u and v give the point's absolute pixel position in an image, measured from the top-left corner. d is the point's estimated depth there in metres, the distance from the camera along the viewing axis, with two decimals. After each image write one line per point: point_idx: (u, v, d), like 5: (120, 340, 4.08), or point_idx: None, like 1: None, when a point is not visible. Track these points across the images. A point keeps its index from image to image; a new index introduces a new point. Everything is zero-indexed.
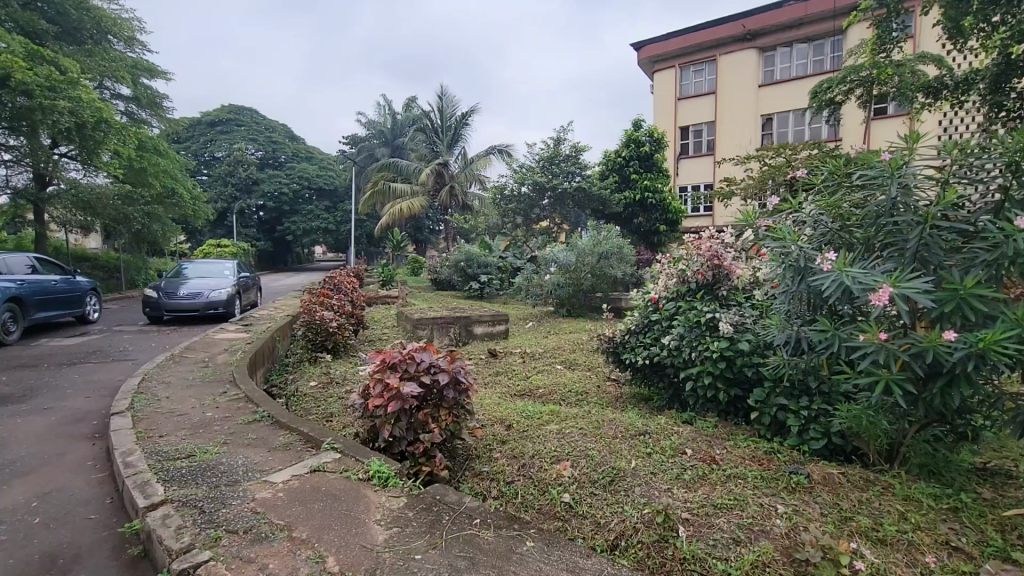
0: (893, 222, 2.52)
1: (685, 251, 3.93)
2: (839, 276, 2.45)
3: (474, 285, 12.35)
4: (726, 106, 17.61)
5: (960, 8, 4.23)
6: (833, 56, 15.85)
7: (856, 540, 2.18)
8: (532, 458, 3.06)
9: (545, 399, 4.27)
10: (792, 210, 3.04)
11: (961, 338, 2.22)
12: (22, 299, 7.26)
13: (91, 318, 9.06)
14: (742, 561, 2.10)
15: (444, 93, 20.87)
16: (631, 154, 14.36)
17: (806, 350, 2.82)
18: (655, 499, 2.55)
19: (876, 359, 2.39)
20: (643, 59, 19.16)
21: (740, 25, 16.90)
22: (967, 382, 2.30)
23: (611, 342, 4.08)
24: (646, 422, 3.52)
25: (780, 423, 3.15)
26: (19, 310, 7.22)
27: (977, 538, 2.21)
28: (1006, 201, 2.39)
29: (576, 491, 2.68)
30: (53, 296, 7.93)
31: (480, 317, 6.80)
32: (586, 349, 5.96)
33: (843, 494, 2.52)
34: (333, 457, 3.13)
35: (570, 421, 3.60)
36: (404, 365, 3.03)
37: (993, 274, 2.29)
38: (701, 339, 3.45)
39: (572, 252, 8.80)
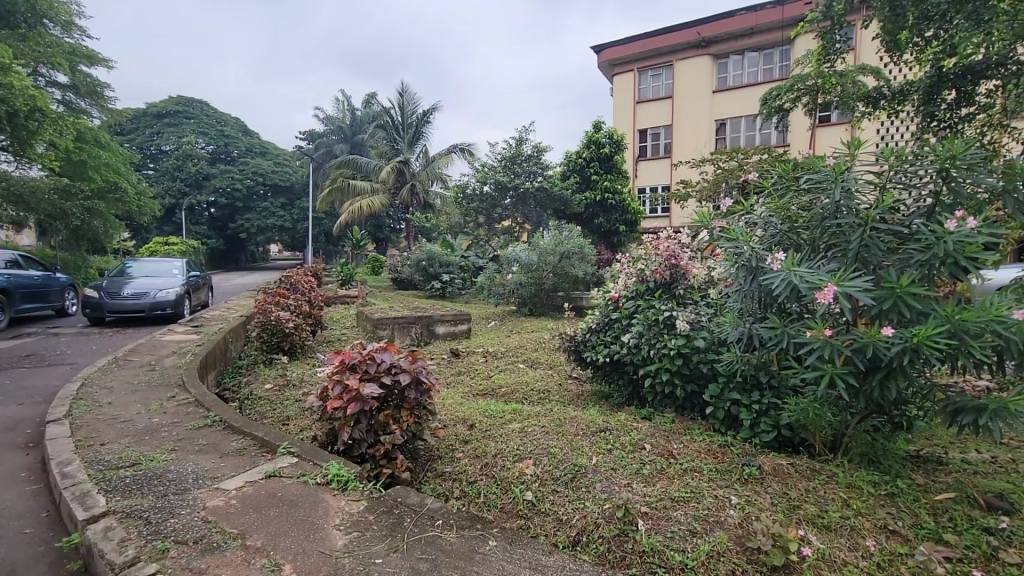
0: (836, 224, 2.67)
1: (644, 251, 4.02)
2: (788, 275, 2.56)
3: (436, 285, 12.24)
4: (683, 110, 18.11)
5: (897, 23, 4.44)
6: (782, 65, 16.60)
7: (804, 528, 2.29)
8: (495, 457, 3.06)
9: (508, 398, 4.27)
10: (744, 211, 3.16)
11: (897, 334, 2.35)
12: (9, 291, 8.04)
13: (69, 311, 9.71)
14: (697, 552, 2.16)
15: (405, 90, 20.60)
16: (592, 155, 14.57)
17: (757, 346, 2.94)
18: (615, 494, 2.59)
19: (822, 354, 2.52)
20: (603, 61, 19.49)
21: (695, 32, 17.50)
22: (903, 375, 2.44)
23: (573, 340, 4.14)
24: (606, 419, 3.58)
25: (733, 417, 3.27)
26: (6, 300, 7.96)
27: (912, 522, 2.36)
28: (936, 205, 2.55)
29: (538, 489, 2.70)
30: (34, 289, 8.65)
31: (442, 316, 6.75)
32: (548, 348, 6.00)
33: (792, 483, 2.64)
34: (290, 461, 3.04)
35: (532, 420, 3.61)
36: (364, 366, 2.98)
37: (926, 274, 2.45)
38: (659, 336, 3.54)
39: (534, 252, 8.85)
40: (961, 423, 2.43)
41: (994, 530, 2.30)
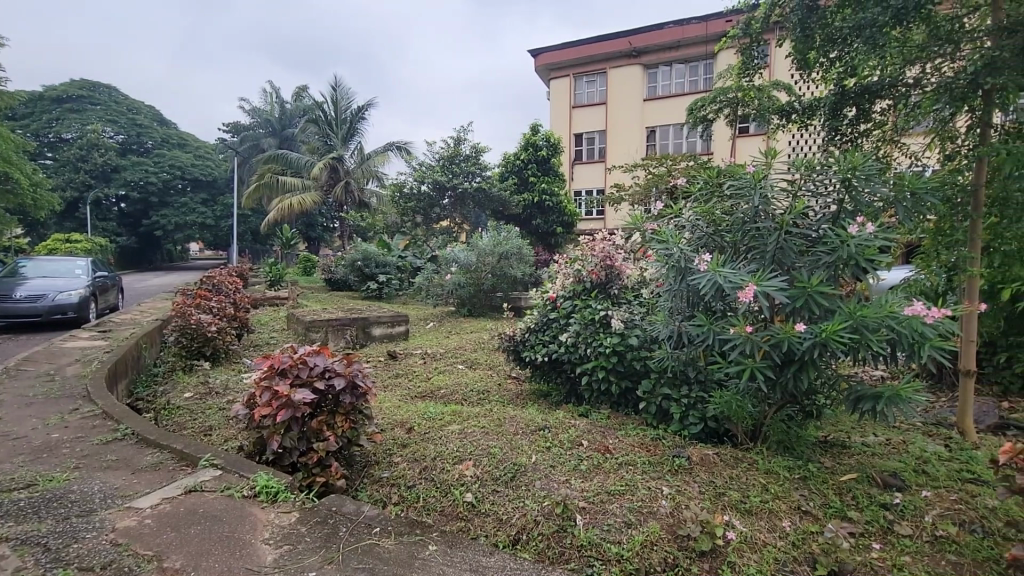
0: (755, 228, 2.87)
1: (580, 252, 4.11)
2: (714, 275, 2.71)
3: (373, 285, 11.96)
4: (616, 116, 18.76)
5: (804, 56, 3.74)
6: (706, 78, 17.55)
7: (729, 513, 2.44)
8: (434, 459, 3.02)
9: (447, 399, 4.24)
10: (674, 215, 3.30)
11: (808, 329, 2.57)
12: None
13: None
14: (633, 542, 2.24)
15: (338, 85, 19.89)
16: (530, 157, 14.76)
17: (686, 343, 3.09)
18: (554, 491, 2.63)
19: (744, 349, 2.70)
20: (541, 65, 19.79)
21: (626, 42, 18.14)
22: (813, 367, 2.66)
23: (512, 340, 4.18)
24: (544, 417, 3.63)
25: (664, 411, 3.42)
26: None
27: (822, 501, 2.57)
28: (840, 211, 2.79)
29: (479, 490, 2.70)
30: None
31: (379, 318, 6.59)
32: (488, 348, 6.00)
33: (717, 471, 2.79)
34: (213, 475, 2.84)
35: (472, 421, 3.60)
36: (296, 371, 2.84)
37: (832, 274, 2.67)
38: (595, 335, 3.64)
39: (473, 252, 8.84)
40: (862, 409, 2.68)
41: (890, 505, 2.55)
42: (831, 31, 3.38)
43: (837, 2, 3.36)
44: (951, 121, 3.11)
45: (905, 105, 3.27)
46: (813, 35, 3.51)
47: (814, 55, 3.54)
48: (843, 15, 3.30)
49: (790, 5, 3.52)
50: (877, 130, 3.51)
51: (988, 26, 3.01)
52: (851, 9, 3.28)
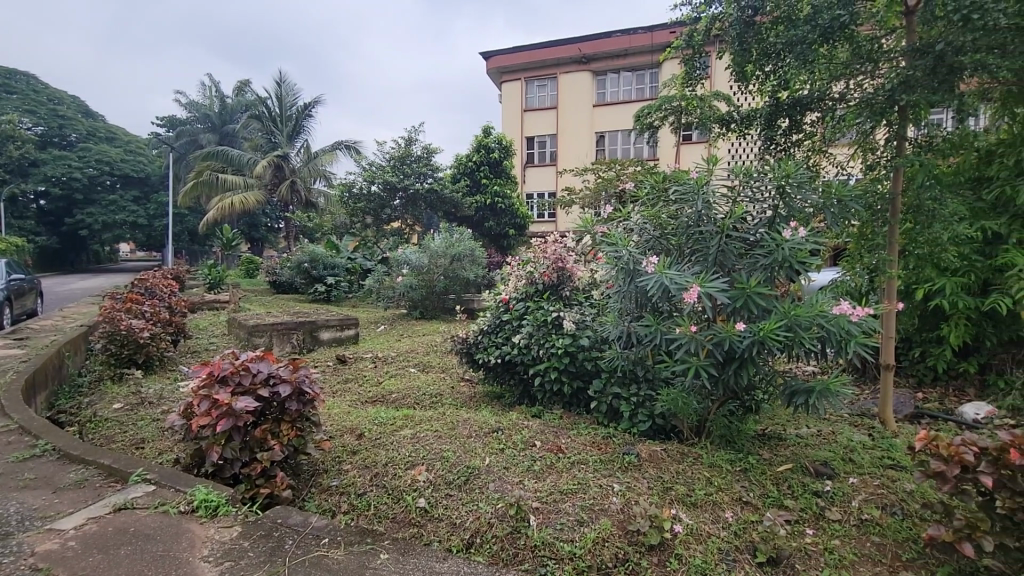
0: (698, 232, 2.99)
1: (532, 254, 4.14)
2: (661, 277, 2.80)
3: (321, 288, 11.57)
4: (566, 121, 19.09)
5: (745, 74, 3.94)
6: (652, 86, 18.14)
7: (676, 507, 2.52)
8: (385, 466, 2.96)
9: (399, 404, 4.17)
10: (622, 218, 3.39)
11: (748, 329, 2.70)
12: None
13: None
14: (585, 540, 2.28)
15: (282, 80, 19.18)
16: (482, 159, 14.78)
17: (635, 343, 3.18)
18: (507, 492, 2.64)
19: (688, 348, 2.81)
20: (491, 68, 19.82)
21: (576, 48, 18.50)
22: (752, 364, 2.80)
23: (465, 342, 4.17)
24: (498, 419, 3.64)
25: (615, 410, 3.50)
26: None
27: (761, 492, 2.71)
28: (775, 216, 2.96)
29: (432, 495, 2.67)
30: None
31: (327, 321, 6.39)
32: (441, 351, 5.95)
33: (665, 467, 2.89)
34: (145, 491, 2.66)
35: (424, 425, 3.55)
36: (237, 378, 2.72)
37: (769, 276, 2.83)
38: (547, 336, 3.69)
39: (425, 254, 8.75)
40: (796, 403, 2.84)
41: (822, 493, 2.72)
42: (766, 46, 3.56)
43: (771, 19, 3.53)
44: (872, 134, 3.35)
45: (832, 117, 3.48)
46: (750, 48, 3.64)
47: (751, 67, 3.71)
48: (777, 32, 3.49)
49: (729, 19, 3.66)
50: (808, 139, 3.74)
51: (902, 47, 3.24)
52: (784, 26, 3.47)
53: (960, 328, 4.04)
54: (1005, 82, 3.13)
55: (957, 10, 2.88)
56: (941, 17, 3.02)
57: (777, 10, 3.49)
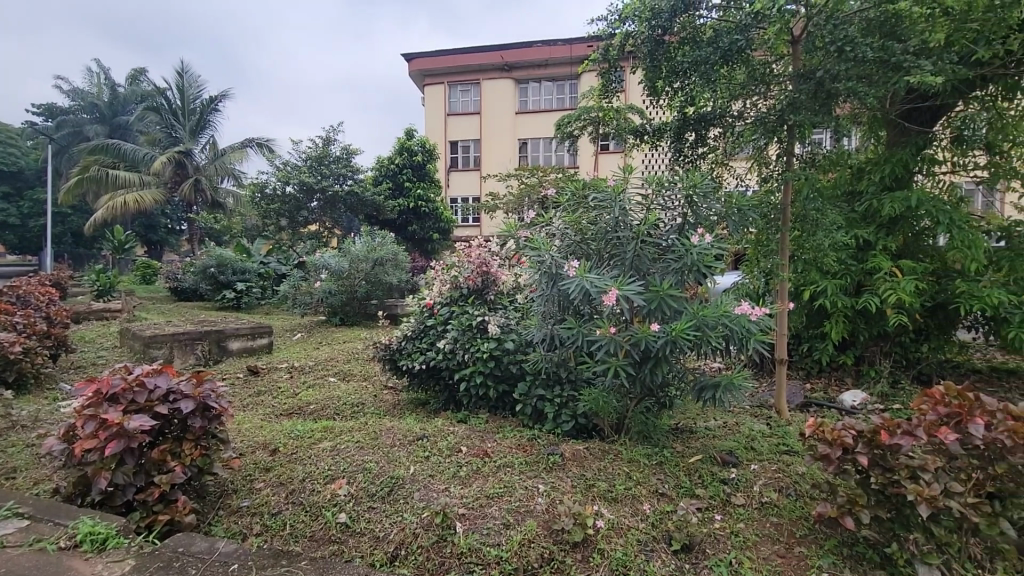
0: (616, 237, 3.13)
1: (457, 258, 4.13)
2: (581, 281, 2.91)
3: (229, 294, 10.82)
4: (489, 127, 19.29)
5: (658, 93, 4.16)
6: (571, 97, 18.81)
7: (598, 503, 2.61)
8: (302, 481, 2.81)
9: (317, 415, 3.97)
10: (544, 223, 3.47)
11: (661, 329, 2.87)
12: None
13: None
14: (511, 543, 2.30)
15: (183, 71, 17.73)
16: (404, 162, 14.54)
17: (557, 345, 3.27)
18: (433, 500, 2.60)
19: (608, 349, 2.93)
20: (414, 70, 19.57)
21: (499, 56, 18.76)
22: (665, 362, 2.97)
23: (388, 349, 4.09)
24: (422, 426, 3.57)
25: (539, 411, 3.57)
26: None
27: (676, 483, 2.87)
28: (684, 223, 3.16)
29: (353, 509, 2.57)
30: None
31: (237, 330, 5.98)
32: (363, 358, 5.76)
33: (587, 465, 2.98)
34: (16, 527, 2.33)
35: (345, 436, 3.41)
36: (130, 395, 2.46)
37: (679, 279, 3.01)
38: (472, 341, 3.68)
39: (345, 258, 8.44)
40: (705, 397, 3.06)
41: (728, 480, 2.93)
42: (674, 64, 3.80)
43: (678, 39, 3.80)
44: (766, 150, 3.68)
45: (732, 133, 3.78)
46: (660, 65, 3.92)
47: (661, 83, 3.96)
48: (683, 51, 3.73)
49: (641, 37, 3.87)
50: (711, 153, 4.02)
51: (789, 71, 3.56)
52: (689, 47, 3.73)
53: (840, 325, 4.52)
54: (871, 108, 3.57)
55: (834, 41, 3.26)
56: (820, 48, 3.38)
57: (682, 31, 3.75)
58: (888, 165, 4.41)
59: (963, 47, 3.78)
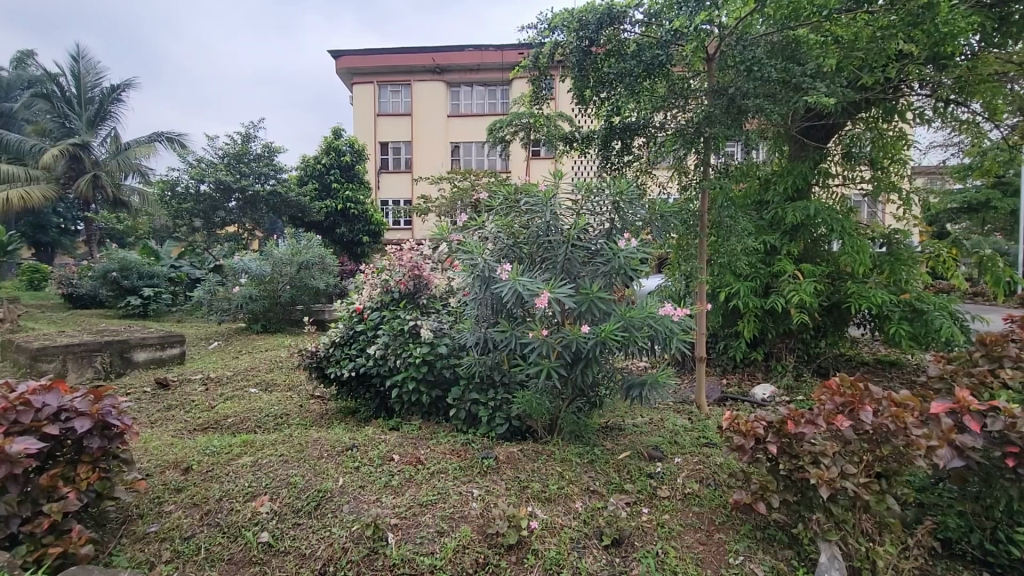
0: (547, 241, 3.20)
1: (387, 262, 4.05)
2: (514, 284, 2.94)
3: (135, 301, 9.91)
4: (421, 129, 19.07)
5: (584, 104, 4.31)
6: (503, 102, 19.05)
7: (532, 504, 2.64)
8: (219, 501, 2.62)
9: (236, 429, 3.72)
10: (477, 227, 3.47)
11: (591, 331, 2.95)
12: None
13: None
14: (445, 550, 2.28)
15: (79, 57, 16.12)
16: (331, 162, 14.03)
17: (491, 348, 3.28)
18: (364, 512, 2.52)
19: (541, 351, 2.98)
20: (341, 68, 18.96)
21: (430, 58, 18.62)
22: (595, 363, 3.06)
23: (315, 356, 3.92)
24: (352, 436, 3.45)
25: (473, 415, 3.56)
26: None
27: (606, 480, 2.96)
28: (612, 228, 3.28)
29: (277, 526, 2.44)
30: None
31: (144, 340, 5.49)
32: (288, 367, 5.47)
33: (521, 467, 3.01)
34: None
35: (267, 450, 3.22)
36: (12, 415, 2.18)
37: (608, 282, 3.12)
38: (404, 346, 3.60)
39: (267, 261, 8.00)
40: (632, 395, 3.18)
41: (654, 474, 3.07)
42: (601, 74, 3.96)
43: (604, 51, 3.95)
44: (685, 160, 3.90)
45: (654, 143, 3.98)
46: (588, 75, 4.06)
47: (589, 92, 4.11)
48: (610, 62, 3.89)
49: (570, 47, 4.00)
50: (636, 161, 4.17)
51: (705, 87, 3.79)
52: (615, 59, 3.89)
53: (752, 324, 4.88)
54: (776, 124, 3.90)
55: (743, 62, 3.54)
56: (731, 66, 3.64)
57: (608, 44, 3.91)
58: (791, 177, 4.83)
59: (851, 72, 4.21)
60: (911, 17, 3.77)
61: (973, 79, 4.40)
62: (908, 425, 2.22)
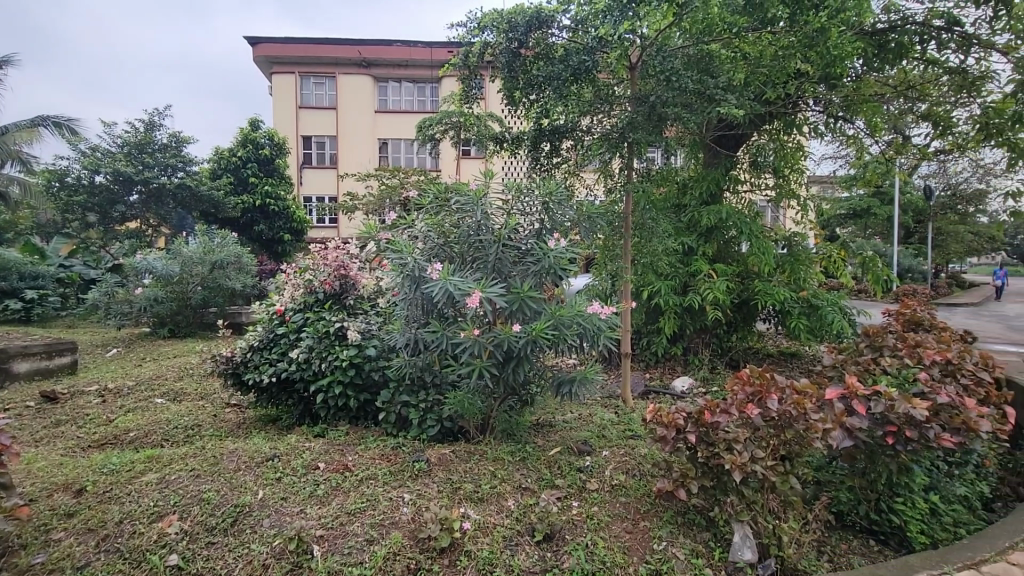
0: (478, 240, 3.20)
1: (311, 261, 3.88)
2: (445, 284, 2.91)
3: (16, 303, 8.82)
4: (346, 124, 18.44)
5: (513, 108, 4.40)
6: (432, 100, 18.88)
7: (465, 505, 2.63)
8: (119, 524, 2.37)
9: (139, 444, 3.40)
10: (406, 225, 3.41)
11: (523, 330, 2.98)
12: None
13: None
14: (375, 559, 2.21)
15: None
16: (248, 155, 13.20)
17: (422, 349, 3.22)
18: (286, 526, 2.39)
19: (472, 351, 2.97)
20: (258, 56, 17.85)
21: (356, 51, 18.02)
22: (527, 361, 3.09)
23: (230, 362, 3.67)
24: (273, 445, 3.26)
25: (403, 418, 3.49)
26: None
27: (537, 476, 3.01)
28: (542, 228, 3.32)
29: (188, 547, 2.25)
30: None
31: (27, 348, 4.89)
32: (199, 375, 5.07)
33: (453, 468, 2.98)
34: None
35: (176, 464, 2.97)
36: None
37: (538, 281, 3.17)
38: (330, 348, 3.46)
39: (175, 260, 7.36)
40: (562, 391, 3.26)
41: (583, 468, 3.16)
42: (530, 77, 4.03)
43: (533, 54, 4.02)
44: (610, 164, 4.06)
45: (581, 146, 4.12)
46: (517, 77, 4.12)
47: (519, 94, 4.21)
48: (538, 65, 3.97)
49: (499, 48, 4.04)
50: (563, 163, 4.31)
51: (628, 94, 3.93)
52: (543, 62, 3.97)
53: (672, 321, 5.15)
54: (693, 133, 4.14)
55: (662, 72, 3.73)
56: (652, 75, 3.83)
57: (537, 47, 3.98)
58: (706, 182, 5.19)
59: (757, 87, 4.54)
60: (807, 39, 4.16)
61: (856, 99, 4.94)
62: (807, 410, 2.43)
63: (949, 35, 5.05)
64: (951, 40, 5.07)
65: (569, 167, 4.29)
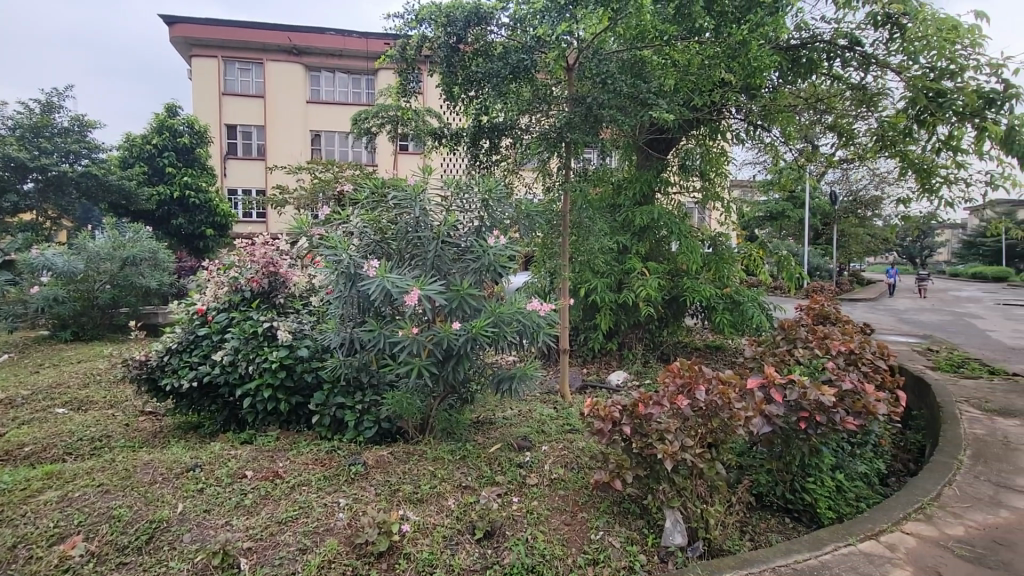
0: (417, 236, 3.14)
1: (236, 258, 3.66)
2: (382, 281, 2.83)
3: None
4: (275, 113, 17.55)
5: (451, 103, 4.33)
6: (368, 93, 18.35)
7: (403, 507, 2.58)
8: (11, 550, 2.13)
9: (36, 459, 3.06)
10: (341, 221, 3.29)
11: (463, 328, 2.96)
12: None
13: None
14: (308, 568, 2.11)
15: None
16: (164, 143, 12.26)
17: (358, 349, 3.13)
18: (210, 540, 2.23)
19: (411, 349, 2.91)
20: (175, 37, 16.55)
21: (287, 38, 17.13)
22: (466, 359, 3.07)
23: (145, 367, 3.39)
24: (194, 454, 3.05)
25: (338, 421, 3.37)
26: None
27: (477, 474, 3.00)
28: (481, 225, 3.31)
29: (95, 570, 2.05)
30: None
31: None
32: (108, 381, 4.64)
33: (391, 470, 2.92)
34: None
35: (80, 480, 2.70)
36: None
37: (478, 278, 3.16)
38: (258, 350, 3.28)
39: (79, 256, 6.71)
40: (502, 388, 3.27)
41: (523, 464, 3.19)
42: (469, 72, 4.02)
43: (472, 50, 4.02)
44: (548, 164, 4.13)
45: (520, 144, 4.15)
46: (456, 72, 4.10)
47: (457, 89, 4.16)
48: (477, 62, 3.97)
49: (437, 42, 4.00)
50: (503, 160, 4.30)
51: (566, 94, 4.02)
52: (482, 59, 3.98)
53: (607, 317, 5.31)
54: (627, 135, 4.28)
55: (598, 75, 3.84)
56: (589, 78, 3.92)
57: (476, 43, 3.98)
58: (638, 184, 5.39)
59: (686, 93, 4.75)
60: (730, 50, 4.34)
61: (773, 109, 5.29)
62: (731, 400, 2.58)
63: (852, 54, 5.52)
64: (853, 59, 5.56)
65: (509, 164, 4.27)
